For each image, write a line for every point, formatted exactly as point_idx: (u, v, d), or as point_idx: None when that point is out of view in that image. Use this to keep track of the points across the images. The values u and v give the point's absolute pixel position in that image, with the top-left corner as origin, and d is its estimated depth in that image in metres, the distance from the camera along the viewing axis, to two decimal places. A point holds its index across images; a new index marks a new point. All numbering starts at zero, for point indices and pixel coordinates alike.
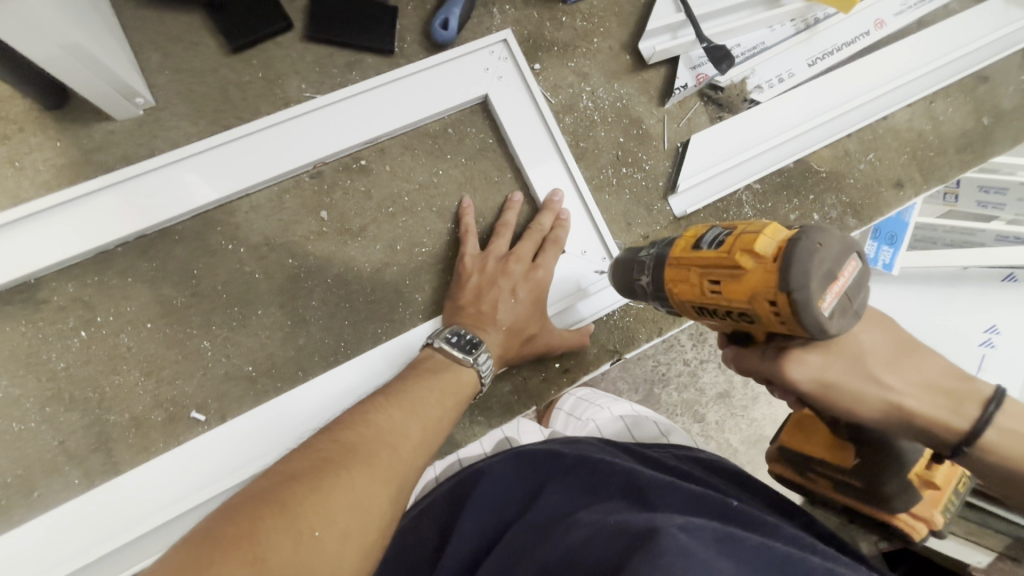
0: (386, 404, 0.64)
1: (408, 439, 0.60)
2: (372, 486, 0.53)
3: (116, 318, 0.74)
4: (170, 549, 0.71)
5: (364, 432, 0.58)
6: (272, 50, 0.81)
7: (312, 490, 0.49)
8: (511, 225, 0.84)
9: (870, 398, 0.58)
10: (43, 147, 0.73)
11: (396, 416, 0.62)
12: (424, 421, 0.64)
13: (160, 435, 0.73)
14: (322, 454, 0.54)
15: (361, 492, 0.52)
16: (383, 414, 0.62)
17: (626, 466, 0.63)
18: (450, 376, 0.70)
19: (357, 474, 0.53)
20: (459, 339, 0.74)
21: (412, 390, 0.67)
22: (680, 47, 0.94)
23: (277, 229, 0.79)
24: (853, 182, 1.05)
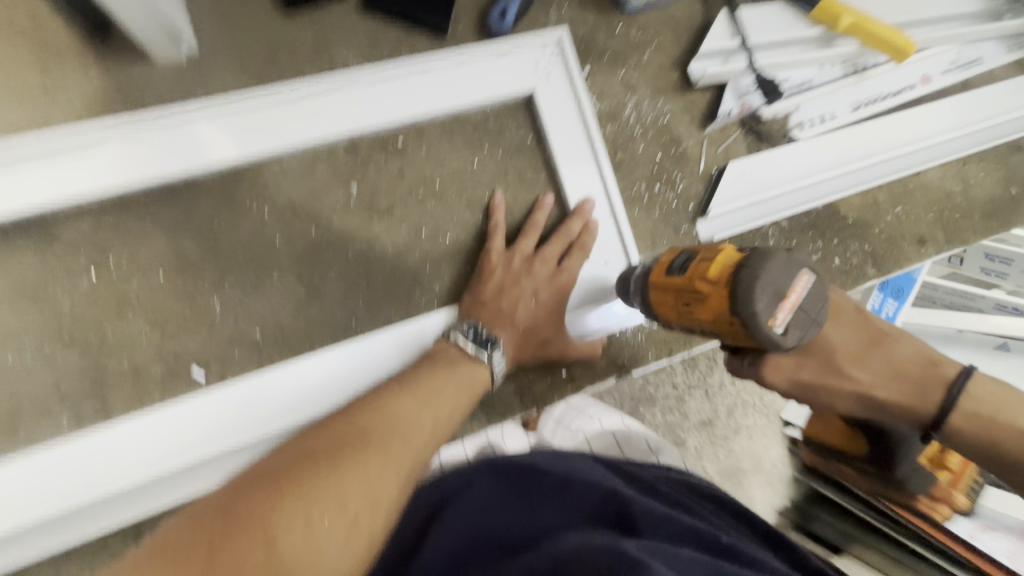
0: (402, 394, 0.63)
1: (420, 430, 0.59)
2: (387, 474, 0.51)
3: (130, 263, 0.72)
4: (145, 507, 0.70)
5: (376, 419, 0.57)
6: (324, 14, 0.80)
7: (326, 473, 0.48)
8: (539, 226, 0.83)
9: (847, 394, 0.61)
10: (79, 78, 0.71)
11: (409, 406, 0.61)
12: (435, 413, 0.62)
13: (157, 387, 0.71)
14: (335, 437, 0.53)
15: (375, 480, 0.50)
16: (398, 403, 0.61)
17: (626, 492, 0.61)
18: (463, 369, 0.70)
19: (369, 460, 0.51)
20: (476, 335, 0.73)
21: (425, 381, 0.66)
22: (730, 73, 0.93)
23: (305, 196, 0.78)
24: (878, 233, 1.05)
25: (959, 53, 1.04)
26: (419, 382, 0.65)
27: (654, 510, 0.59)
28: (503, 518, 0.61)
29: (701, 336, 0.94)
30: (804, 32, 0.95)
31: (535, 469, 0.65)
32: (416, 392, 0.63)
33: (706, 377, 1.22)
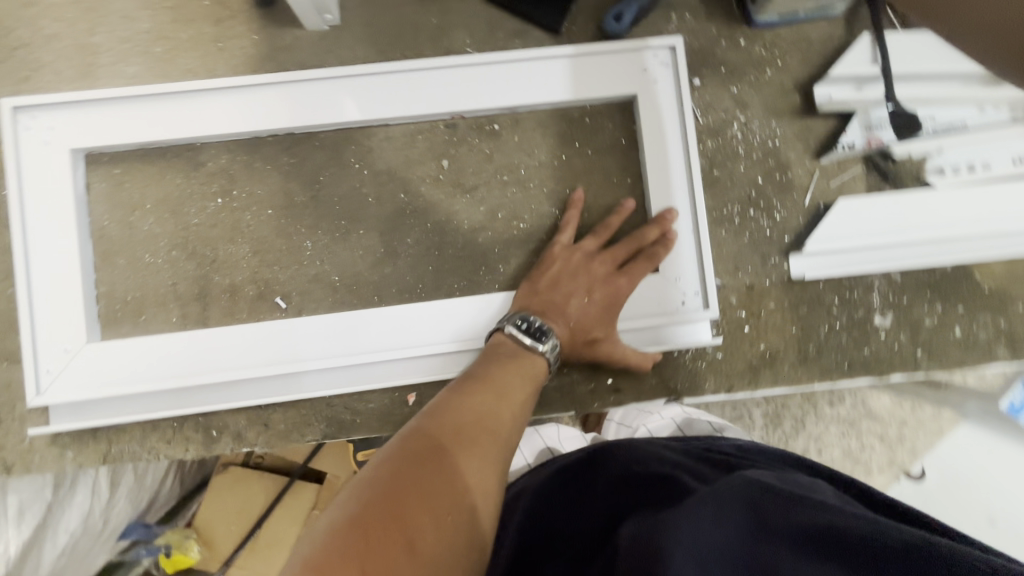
0: (488, 388, 0.66)
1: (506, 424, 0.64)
2: (481, 471, 0.57)
3: (248, 197, 0.83)
4: (215, 405, 0.79)
5: (468, 419, 0.62)
6: (452, 1, 0.86)
7: (438, 480, 0.54)
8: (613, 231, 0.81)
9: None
10: (243, 35, 0.84)
11: (495, 404, 0.65)
12: (514, 405, 0.67)
13: (247, 306, 0.82)
14: (430, 438, 0.58)
15: (475, 477, 0.56)
16: (473, 397, 0.65)
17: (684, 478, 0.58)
18: (527, 365, 0.71)
19: (469, 460, 0.57)
20: (528, 326, 0.73)
21: (495, 374, 0.69)
22: (860, 103, 0.85)
23: (401, 163, 0.84)
24: (1019, 310, 0.89)
25: None
26: (503, 373, 0.69)
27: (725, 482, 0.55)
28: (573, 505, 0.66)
29: (769, 380, 0.86)
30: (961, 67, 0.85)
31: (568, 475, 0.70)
32: (494, 384, 0.67)
33: (785, 437, 1.07)
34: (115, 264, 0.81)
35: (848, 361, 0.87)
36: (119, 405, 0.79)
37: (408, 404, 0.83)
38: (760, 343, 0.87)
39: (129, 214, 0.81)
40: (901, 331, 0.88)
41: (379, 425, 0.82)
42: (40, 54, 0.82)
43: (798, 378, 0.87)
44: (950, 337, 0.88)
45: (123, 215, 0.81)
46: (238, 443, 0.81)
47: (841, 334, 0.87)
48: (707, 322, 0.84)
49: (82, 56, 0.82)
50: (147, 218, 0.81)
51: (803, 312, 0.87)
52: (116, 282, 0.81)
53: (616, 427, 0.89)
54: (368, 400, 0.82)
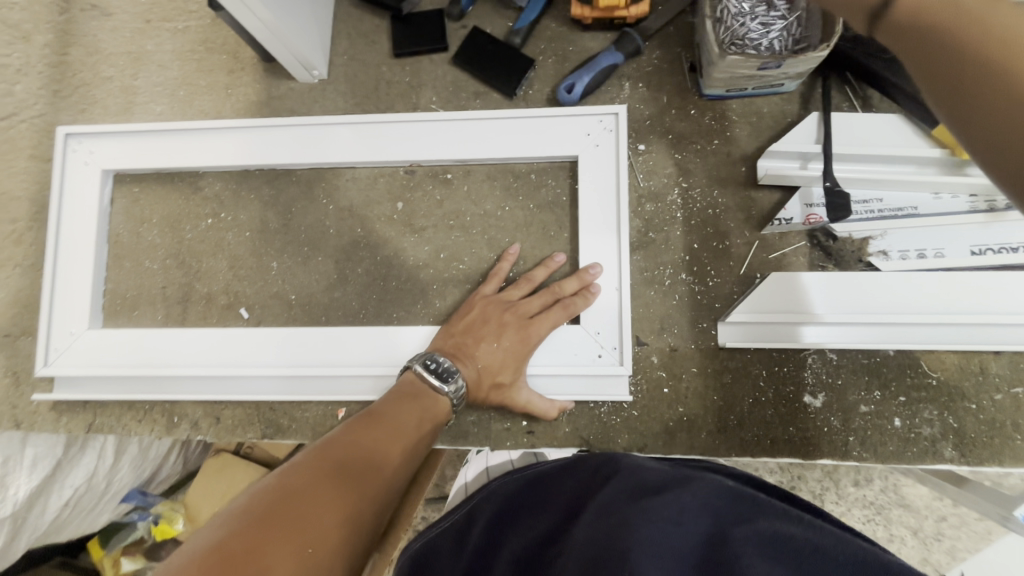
0: (400, 416, 0.73)
1: (409, 447, 0.71)
2: (365, 502, 0.59)
3: (232, 219, 0.97)
4: (176, 394, 0.92)
5: (375, 440, 0.68)
6: (424, 63, 0.97)
7: (345, 480, 0.60)
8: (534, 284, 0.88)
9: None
10: (248, 85, 0.99)
11: (401, 430, 0.72)
12: (405, 445, 0.70)
13: (218, 312, 0.95)
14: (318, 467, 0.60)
15: (360, 508, 0.58)
16: (369, 432, 0.69)
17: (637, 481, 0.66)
18: (431, 402, 0.78)
19: (363, 477, 0.61)
20: (436, 366, 0.80)
21: (394, 411, 0.74)
22: (803, 179, 0.85)
23: (362, 202, 0.95)
24: (972, 409, 0.83)
25: None
26: (413, 406, 0.76)
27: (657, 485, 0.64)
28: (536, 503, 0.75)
29: (684, 445, 0.86)
30: (922, 152, 0.82)
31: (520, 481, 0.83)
32: (401, 416, 0.74)
33: None
34: (123, 266, 0.97)
35: (770, 436, 0.85)
36: (102, 383, 0.93)
37: (337, 418, 0.91)
38: (680, 407, 0.87)
39: (140, 225, 0.98)
40: (832, 413, 0.85)
41: (310, 433, 0.91)
42: (94, 92, 1.02)
43: (715, 447, 0.86)
44: (888, 427, 0.84)
45: (135, 226, 0.98)
46: (193, 431, 0.93)
47: (767, 408, 0.86)
48: (622, 378, 0.86)
49: (124, 95, 1.01)
50: (150, 231, 0.98)
51: (726, 381, 0.86)
52: (121, 280, 0.97)
53: None
54: (303, 409, 0.92)
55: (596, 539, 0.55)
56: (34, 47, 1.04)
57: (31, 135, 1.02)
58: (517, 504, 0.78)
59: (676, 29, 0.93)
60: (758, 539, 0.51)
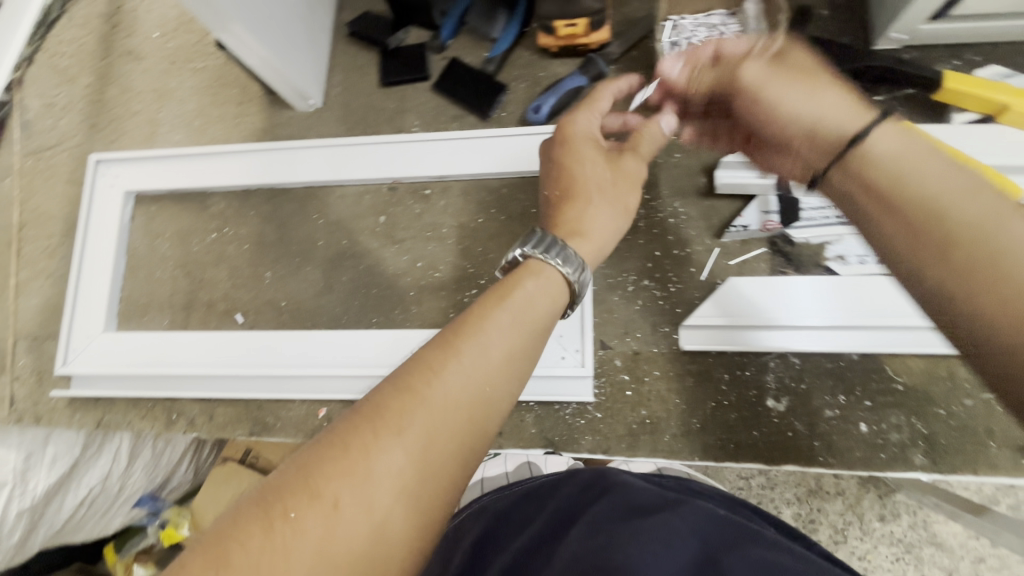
0: (504, 319, 0.56)
1: (500, 371, 0.53)
2: (411, 451, 0.47)
3: (234, 233, 1.06)
4: (177, 392, 1.00)
5: (506, 323, 0.56)
6: (409, 90, 1.06)
7: (439, 412, 0.49)
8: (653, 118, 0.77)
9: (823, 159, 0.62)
10: (254, 114, 1.11)
11: (484, 349, 0.53)
12: (516, 337, 0.56)
13: (217, 318, 1.03)
14: (378, 398, 0.49)
15: (403, 460, 0.46)
16: (488, 323, 0.56)
17: (634, 500, 0.69)
18: (531, 293, 0.60)
19: (441, 416, 0.49)
20: (542, 243, 0.65)
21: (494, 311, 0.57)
22: (759, 186, 0.88)
23: (349, 217, 1.03)
24: (941, 415, 0.82)
25: None
26: (514, 307, 0.57)
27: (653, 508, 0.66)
28: (523, 519, 0.77)
29: (647, 447, 0.87)
30: None
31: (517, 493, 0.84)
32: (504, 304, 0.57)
33: None
34: (138, 276, 1.08)
35: (734, 440, 0.85)
36: (114, 381, 1.02)
37: (318, 417, 0.96)
38: (644, 410, 0.89)
39: (154, 240, 1.09)
40: (796, 417, 0.85)
41: (293, 430, 0.97)
42: (124, 124, 1.15)
43: (678, 450, 0.86)
44: (854, 432, 0.83)
45: (150, 240, 1.09)
46: (189, 428, 1.00)
47: (730, 412, 0.86)
48: (585, 380, 0.89)
49: (148, 126, 1.14)
50: (163, 244, 1.08)
51: (688, 385, 0.88)
52: (135, 289, 1.07)
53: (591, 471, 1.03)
54: (288, 408, 0.97)
55: (585, 552, 0.58)
56: (77, 88, 1.19)
57: (70, 162, 1.16)
58: (504, 521, 0.80)
59: (639, 53, 1.00)
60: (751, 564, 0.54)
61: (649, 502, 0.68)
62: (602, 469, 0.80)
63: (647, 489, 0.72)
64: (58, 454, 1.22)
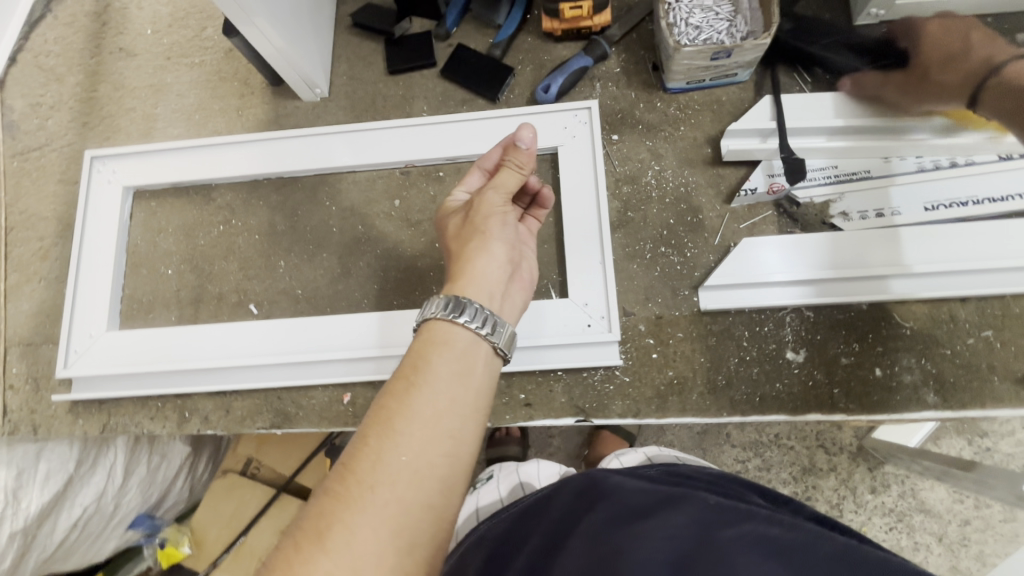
0: (415, 397, 0.67)
1: (421, 445, 0.64)
2: (364, 528, 0.59)
3: (242, 225, 1.04)
4: (191, 389, 0.96)
5: (422, 394, 0.67)
6: (416, 78, 1.08)
7: (376, 491, 0.61)
8: (524, 168, 0.83)
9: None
10: (258, 106, 1.10)
11: (402, 430, 0.64)
12: (434, 400, 0.67)
13: (229, 310, 1.01)
14: (327, 491, 0.62)
15: (355, 540, 0.58)
16: (403, 398, 0.67)
17: (615, 496, 0.65)
18: (435, 363, 0.69)
19: (379, 491, 0.61)
20: (449, 304, 0.73)
21: (412, 372, 0.69)
22: (763, 152, 0.93)
23: (362, 202, 1.03)
24: (947, 354, 0.87)
25: None
26: (422, 384, 0.67)
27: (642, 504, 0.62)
28: (524, 538, 0.74)
29: (676, 407, 0.89)
30: (869, 121, 0.90)
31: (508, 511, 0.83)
32: (409, 380, 0.67)
33: None
34: (140, 273, 1.04)
35: (759, 393, 0.88)
36: (121, 382, 0.98)
37: (343, 402, 0.95)
38: (670, 370, 0.91)
39: (156, 235, 1.06)
40: (816, 367, 0.88)
41: (317, 419, 0.95)
42: (118, 121, 1.12)
43: (706, 408, 0.89)
44: (870, 377, 0.87)
45: (151, 236, 1.06)
46: (203, 425, 0.96)
47: (754, 367, 0.89)
48: (612, 345, 0.90)
49: (145, 122, 1.11)
50: (166, 239, 1.05)
51: (711, 343, 0.91)
52: (138, 286, 1.04)
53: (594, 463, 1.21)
54: (310, 396, 0.95)
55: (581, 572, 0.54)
56: (66, 87, 1.16)
57: (60, 162, 1.12)
58: (508, 542, 0.77)
59: (639, 35, 1.04)
60: (752, 547, 0.52)
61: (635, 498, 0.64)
62: (588, 472, 0.74)
63: (637, 483, 0.68)
64: (52, 471, 1.16)
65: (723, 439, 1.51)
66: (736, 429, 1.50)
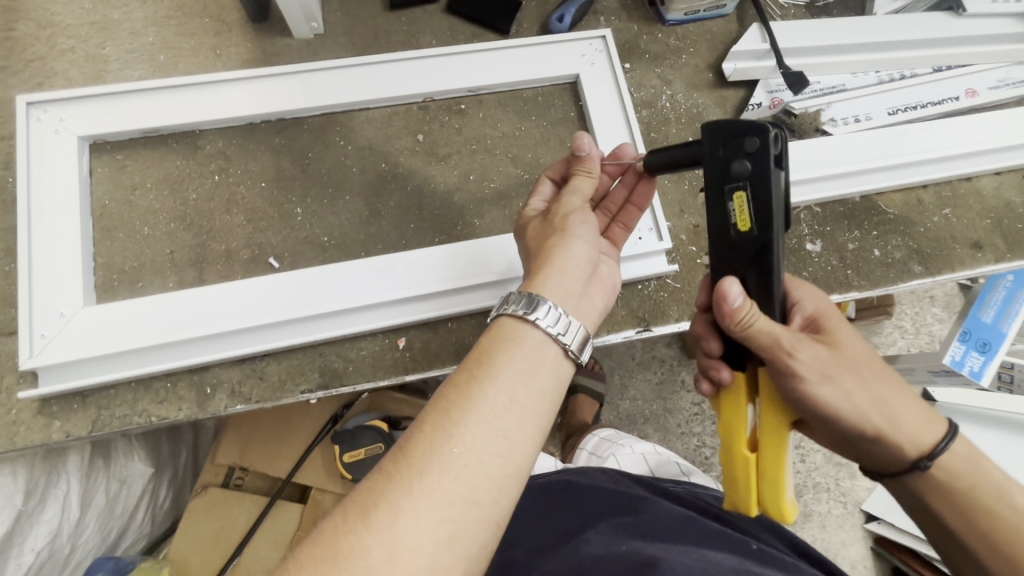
0: (475, 392, 0.57)
1: (481, 442, 0.54)
2: (411, 522, 0.50)
3: (243, 173, 0.92)
4: (209, 360, 0.82)
5: (488, 387, 0.57)
6: (419, 13, 1.03)
7: (430, 483, 0.52)
8: (593, 173, 0.77)
9: (856, 393, 0.63)
10: (239, 44, 0.98)
11: (460, 423, 0.55)
12: (499, 395, 0.57)
13: (243, 268, 0.88)
14: (374, 478, 0.53)
15: (399, 534, 0.49)
16: (468, 388, 0.57)
17: (656, 516, 0.78)
18: (502, 360, 0.59)
19: (432, 485, 0.52)
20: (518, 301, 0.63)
21: (480, 364, 0.59)
22: (761, 71, 1.05)
23: (380, 140, 0.96)
24: (923, 231, 1.04)
25: (1008, 73, 1.10)
26: (486, 378, 0.58)
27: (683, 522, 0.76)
28: (547, 519, 0.85)
29: None
30: (841, 42, 1.05)
31: (546, 483, 0.94)
32: (473, 371, 0.58)
33: None
34: (116, 238, 0.87)
35: None
36: (113, 363, 0.81)
37: (398, 349, 0.88)
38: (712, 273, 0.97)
39: (130, 193, 0.89)
40: (830, 255, 1.01)
41: (371, 369, 0.87)
42: (53, 64, 0.93)
43: None
44: (872, 257, 1.02)
45: (124, 194, 0.89)
46: (232, 400, 0.84)
47: None
48: (662, 253, 0.94)
49: (91, 65, 0.93)
50: (145, 197, 0.89)
51: None
52: (116, 253, 0.87)
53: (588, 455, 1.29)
54: (358, 347, 0.87)
55: None
56: None
57: None
58: (525, 524, 0.86)
59: None
60: None
61: (675, 513, 0.78)
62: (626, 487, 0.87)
63: (677, 510, 0.80)
64: None
65: (678, 387, 1.67)
66: (691, 374, 1.67)
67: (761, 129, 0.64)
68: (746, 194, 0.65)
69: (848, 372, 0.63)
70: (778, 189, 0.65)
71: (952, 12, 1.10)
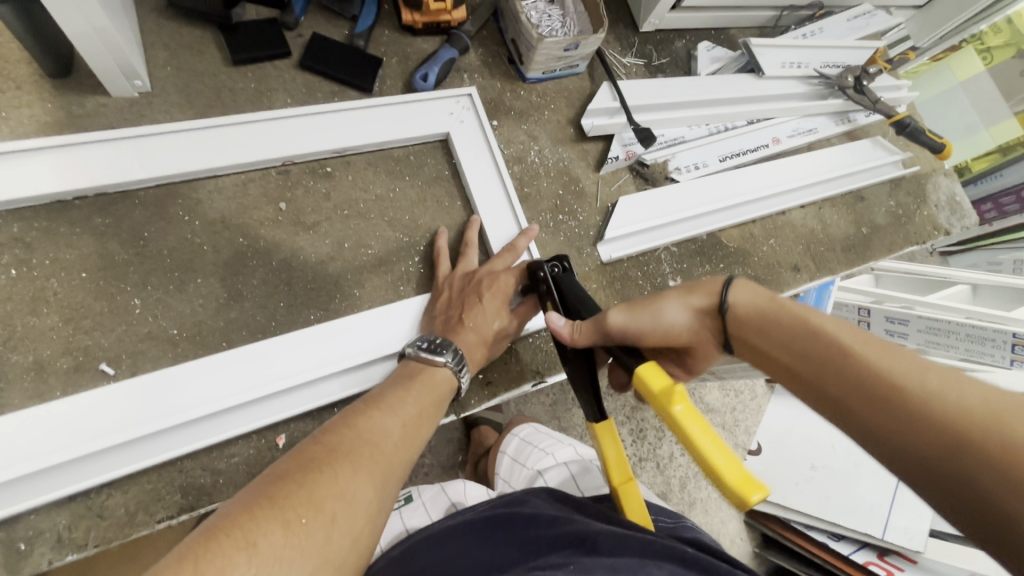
0: (370, 411, 0.66)
1: (380, 447, 0.62)
2: (331, 491, 0.54)
3: (52, 263, 0.75)
4: (21, 507, 0.66)
5: (384, 411, 0.67)
6: (268, 68, 0.95)
7: (343, 465, 0.57)
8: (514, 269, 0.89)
9: (666, 310, 0.69)
10: (34, 105, 0.81)
11: (367, 428, 0.63)
12: (391, 416, 0.67)
13: (60, 382, 0.72)
14: (298, 460, 0.56)
15: (319, 501, 0.52)
16: (368, 411, 0.66)
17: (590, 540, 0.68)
18: (395, 393, 0.71)
19: (345, 468, 0.57)
20: (428, 344, 0.79)
21: (388, 395, 0.70)
22: (615, 127, 1.14)
23: (234, 211, 0.85)
24: (757, 260, 1.21)
25: (798, 123, 1.35)
26: (377, 403, 0.68)
27: (614, 537, 0.68)
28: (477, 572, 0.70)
29: None
30: (678, 98, 1.18)
31: (476, 522, 0.79)
32: (371, 400, 0.68)
33: None
34: None
35: None
36: None
37: (278, 448, 0.78)
38: None
39: None
40: None
41: (248, 480, 0.76)
42: None
43: None
44: None
45: None
46: (58, 552, 0.68)
47: None
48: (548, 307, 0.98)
49: None
50: None
51: (618, 286, 1.07)
52: None
53: (512, 464, 1.22)
54: (229, 455, 0.76)
55: None
56: None
57: None
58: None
59: (489, 32, 1.13)
60: None
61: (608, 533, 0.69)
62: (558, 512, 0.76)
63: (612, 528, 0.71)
64: None
65: (570, 406, 1.72)
66: None
67: (551, 258, 0.85)
68: (551, 302, 0.82)
69: (648, 305, 0.70)
70: (572, 291, 0.80)
71: (754, 73, 1.27)
